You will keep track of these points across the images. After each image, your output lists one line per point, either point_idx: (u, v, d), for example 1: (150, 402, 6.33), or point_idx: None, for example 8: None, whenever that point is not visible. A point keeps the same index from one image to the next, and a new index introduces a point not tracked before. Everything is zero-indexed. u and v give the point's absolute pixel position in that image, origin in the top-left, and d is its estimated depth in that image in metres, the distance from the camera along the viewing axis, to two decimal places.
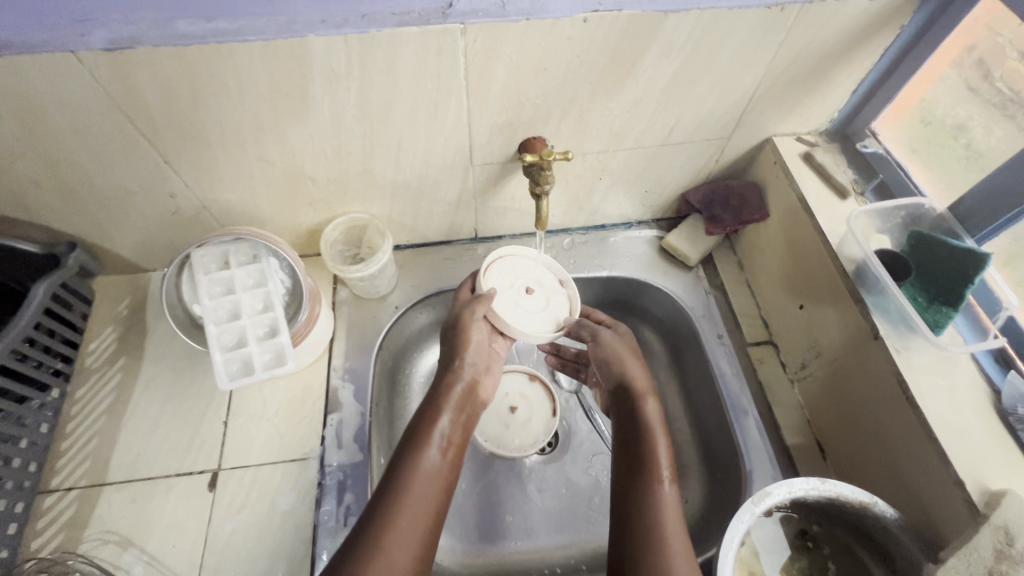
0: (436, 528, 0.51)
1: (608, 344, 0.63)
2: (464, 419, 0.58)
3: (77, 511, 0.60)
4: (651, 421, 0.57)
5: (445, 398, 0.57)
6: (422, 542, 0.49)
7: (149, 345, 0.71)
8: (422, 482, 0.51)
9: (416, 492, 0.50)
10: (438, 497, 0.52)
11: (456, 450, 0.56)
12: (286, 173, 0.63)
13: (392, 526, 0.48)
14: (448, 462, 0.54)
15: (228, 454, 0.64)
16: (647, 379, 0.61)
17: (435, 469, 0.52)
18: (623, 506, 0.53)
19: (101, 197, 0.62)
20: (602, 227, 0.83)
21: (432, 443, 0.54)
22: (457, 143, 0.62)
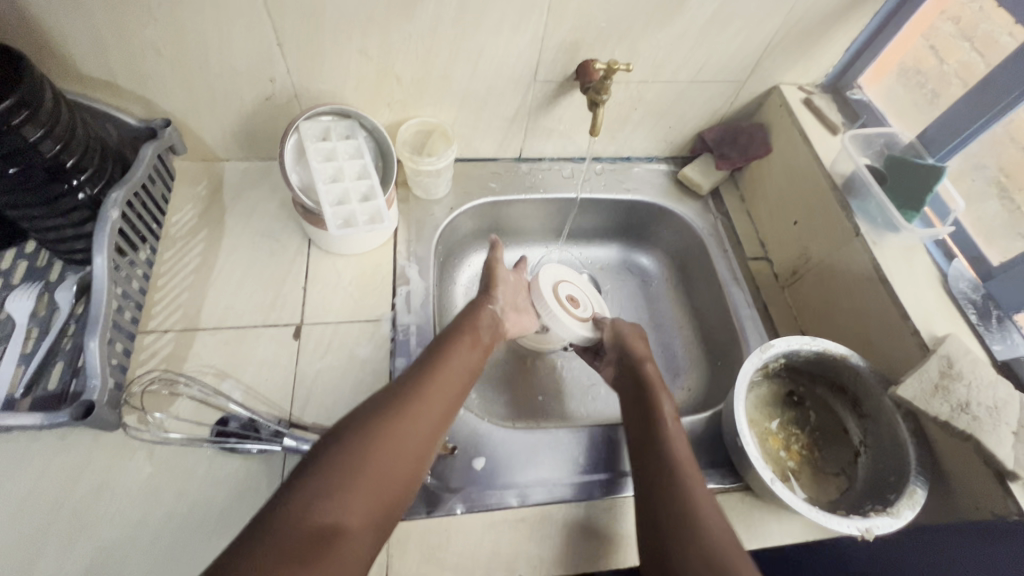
0: (423, 456, 0.54)
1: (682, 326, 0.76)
2: (466, 371, 0.62)
3: (175, 348, 0.67)
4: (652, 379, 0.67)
5: (454, 347, 0.63)
6: (408, 461, 0.52)
7: (228, 221, 0.78)
8: (426, 409, 0.56)
9: (415, 414, 0.55)
10: (431, 431, 0.55)
11: (456, 390, 0.60)
12: (379, 69, 0.72)
13: (379, 436, 0.51)
14: (444, 400, 0.58)
15: (308, 312, 0.72)
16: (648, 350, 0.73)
17: (432, 399, 0.57)
18: (645, 463, 0.59)
19: (208, 75, 0.70)
20: (627, 159, 0.95)
21: (439, 380, 0.59)
22: (528, 57, 0.73)
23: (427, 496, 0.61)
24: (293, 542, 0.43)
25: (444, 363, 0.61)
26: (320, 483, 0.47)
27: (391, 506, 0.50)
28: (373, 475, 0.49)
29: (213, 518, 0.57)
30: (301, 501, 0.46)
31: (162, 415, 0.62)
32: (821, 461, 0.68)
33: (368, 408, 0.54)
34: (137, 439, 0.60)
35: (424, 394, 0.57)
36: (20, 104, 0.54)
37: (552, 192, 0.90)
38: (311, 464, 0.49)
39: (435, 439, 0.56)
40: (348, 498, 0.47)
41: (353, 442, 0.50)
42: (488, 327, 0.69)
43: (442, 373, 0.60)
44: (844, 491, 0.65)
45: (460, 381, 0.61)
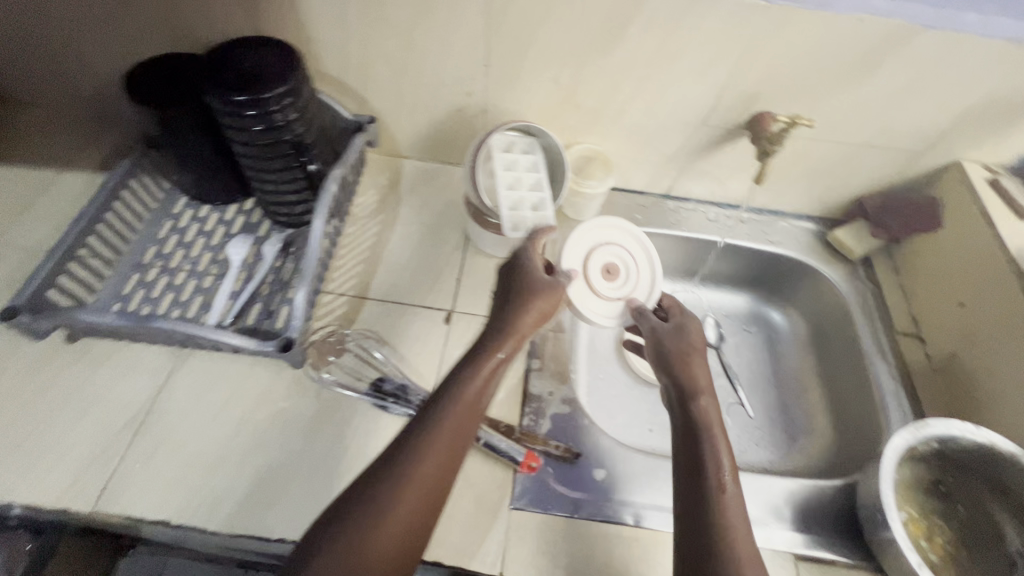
0: (429, 518, 0.49)
1: (659, 331, 0.68)
2: (467, 415, 0.53)
3: (347, 310, 0.76)
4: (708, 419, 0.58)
5: (457, 390, 0.54)
6: (412, 533, 0.48)
7: (402, 210, 0.89)
8: (429, 477, 0.49)
9: (416, 486, 0.48)
10: (434, 492, 0.50)
11: (458, 442, 0.52)
12: (563, 96, 0.79)
13: (370, 532, 0.45)
14: (446, 460, 0.51)
15: (459, 302, 0.79)
16: (709, 379, 0.63)
17: (433, 464, 0.50)
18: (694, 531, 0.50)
19: (419, 84, 0.81)
20: (774, 212, 0.95)
21: (439, 441, 0.51)
22: (705, 101, 0.77)
23: (547, 493, 0.64)
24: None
25: (441, 414, 0.52)
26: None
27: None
28: (385, 541, 0.46)
29: (362, 464, 0.64)
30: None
31: (332, 366, 0.71)
32: (969, 562, 0.62)
33: (366, 484, 0.48)
34: (312, 381, 0.69)
35: (426, 457, 0.50)
36: (285, 93, 0.66)
37: (694, 233, 0.92)
38: (304, 561, 0.44)
39: (438, 503, 0.50)
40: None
41: (359, 506, 0.47)
42: (529, 324, 0.61)
43: (441, 427, 0.52)
44: None
45: (458, 431, 0.52)
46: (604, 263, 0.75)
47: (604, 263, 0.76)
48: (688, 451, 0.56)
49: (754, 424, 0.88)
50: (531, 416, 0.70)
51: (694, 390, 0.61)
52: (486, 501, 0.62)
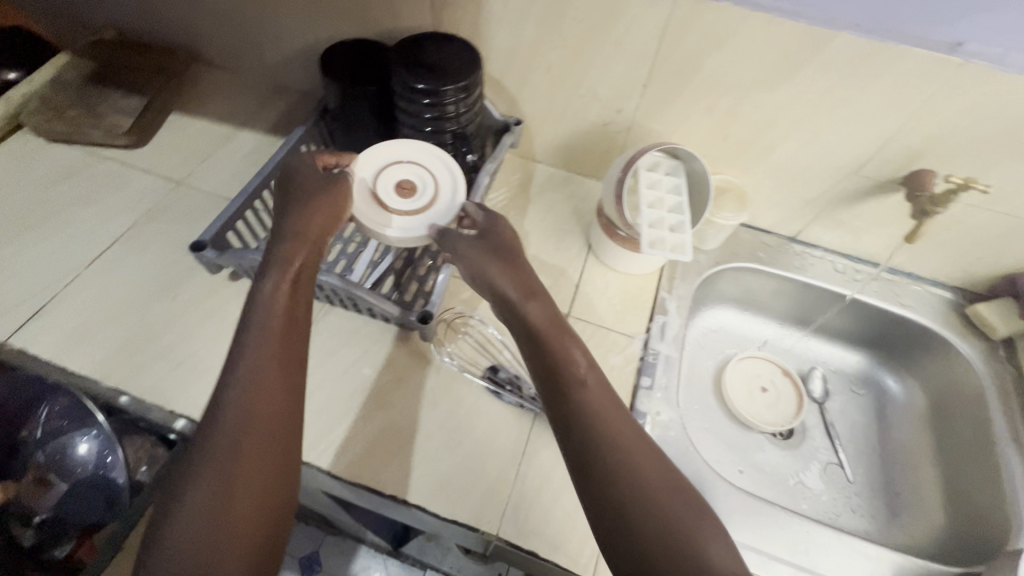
0: (285, 460, 0.54)
1: (456, 238, 0.65)
2: (279, 336, 0.57)
3: (470, 296, 0.81)
4: (536, 321, 0.60)
5: (266, 299, 0.58)
6: (273, 481, 0.53)
7: (530, 211, 0.92)
8: (262, 428, 0.53)
9: (254, 439, 0.52)
10: (274, 438, 0.53)
11: (278, 377, 0.55)
12: (714, 125, 0.80)
13: (201, 464, 0.51)
14: (272, 399, 0.54)
15: (576, 307, 0.81)
16: (524, 283, 0.62)
17: (262, 404, 0.53)
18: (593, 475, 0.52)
19: (572, 95, 0.84)
20: (908, 274, 0.90)
21: (262, 372, 0.54)
22: (863, 150, 0.75)
23: None
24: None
25: (265, 339, 0.56)
26: (176, 533, 0.48)
27: (270, 531, 0.52)
28: (242, 510, 0.50)
29: (472, 443, 0.67)
30: (170, 554, 0.47)
31: (454, 345, 0.75)
32: None
33: (203, 431, 0.52)
34: (436, 355, 0.74)
35: (251, 394, 0.53)
36: (462, 88, 0.72)
37: (818, 281, 0.89)
38: (172, 500, 0.50)
39: (288, 447, 0.55)
40: (220, 551, 0.48)
41: (218, 472, 0.50)
42: (317, 227, 0.63)
43: (268, 356, 0.55)
44: None
45: (282, 359, 0.56)
46: (398, 177, 0.72)
47: (398, 176, 0.72)
48: (546, 368, 0.58)
49: (853, 489, 0.84)
50: None
51: (530, 290, 0.61)
52: None
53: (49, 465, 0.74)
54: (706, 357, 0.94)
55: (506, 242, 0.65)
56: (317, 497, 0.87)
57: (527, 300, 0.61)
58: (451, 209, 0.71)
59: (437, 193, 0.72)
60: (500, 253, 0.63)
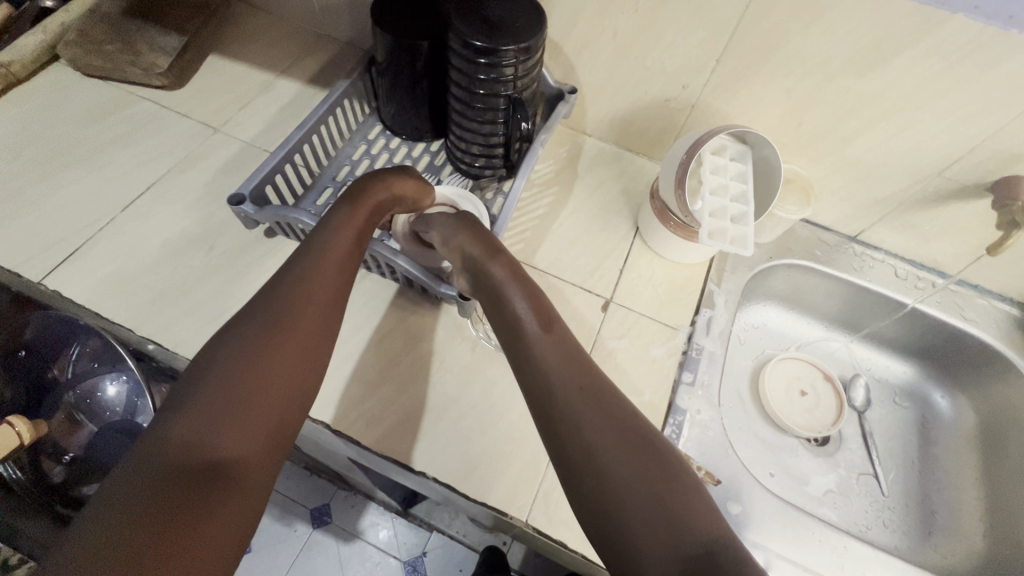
0: (307, 376, 0.53)
1: (429, 219, 0.68)
2: (336, 262, 0.59)
3: None
4: (503, 278, 0.60)
5: (337, 225, 0.62)
6: (292, 388, 0.51)
7: (577, 187, 0.88)
8: (305, 331, 0.54)
9: (293, 337, 0.53)
10: (306, 346, 0.53)
11: (326, 296, 0.57)
12: (788, 110, 0.74)
13: (228, 351, 0.50)
14: (315, 311, 0.55)
15: (619, 293, 0.78)
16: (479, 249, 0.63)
17: (302, 309, 0.54)
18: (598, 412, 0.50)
19: (636, 65, 0.78)
20: (974, 287, 0.85)
21: (311, 286, 0.56)
22: (953, 149, 0.69)
23: None
24: (170, 470, 0.43)
25: (321, 257, 0.58)
26: (192, 407, 0.46)
27: (280, 434, 0.49)
28: (263, 405, 0.48)
29: (504, 425, 0.65)
30: (179, 424, 0.45)
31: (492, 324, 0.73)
32: None
33: (240, 324, 0.52)
34: (472, 332, 0.72)
35: (299, 300, 0.55)
36: (524, 49, 0.66)
37: (876, 286, 0.84)
38: (196, 379, 0.49)
39: (315, 363, 0.54)
40: (229, 433, 0.46)
41: (248, 363, 0.50)
42: (408, 188, 0.69)
43: (318, 270, 0.57)
44: None
45: (333, 280, 0.58)
46: None
47: None
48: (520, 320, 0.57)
49: (886, 503, 0.81)
50: (673, 428, 0.68)
51: (491, 251, 0.62)
52: None
53: (79, 405, 0.74)
54: (745, 354, 0.90)
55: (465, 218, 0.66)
56: (338, 458, 0.87)
57: (494, 258, 0.62)
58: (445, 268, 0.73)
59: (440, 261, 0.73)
60: (469, 224, 0.65)
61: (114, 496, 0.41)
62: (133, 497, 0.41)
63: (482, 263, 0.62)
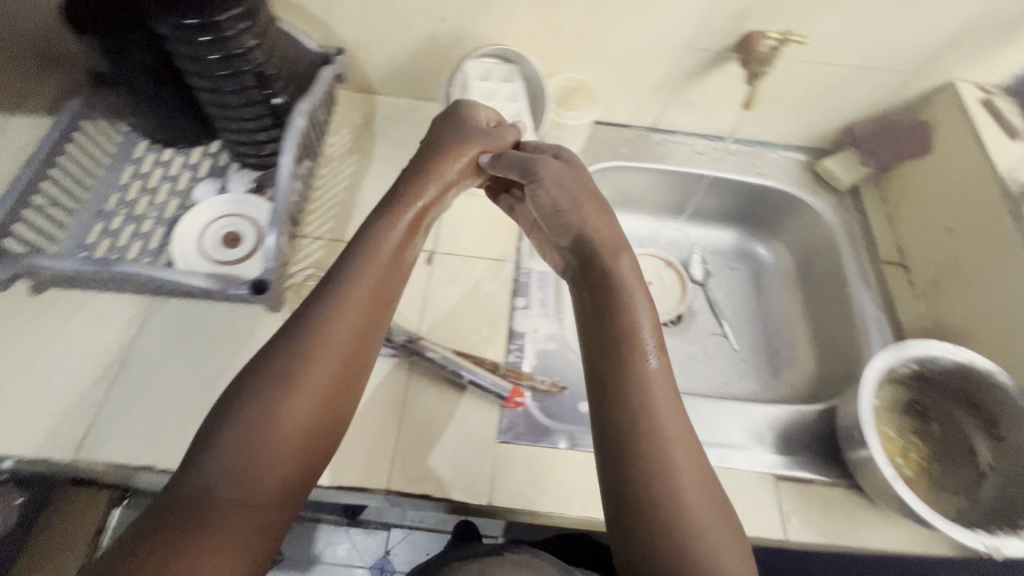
0: (320, 452, 0.49)
1: (511, 169, 0.64)
2: (353, 326, 0.52)
3: (326, 255, 0.74)
4: (626, 279, 0.57)
5: (369, 245, 0.57)
6: (300, 462, 0.47)
7: (379, 149, 0.85)
8: (316, 393, 0.48)
9: (307, 394, 0.48)
10: (328, 406, 0.49)
11: (345, 359, 0.51)
12: (542, 19, 0.74)
13: (251, 395, 0.47)
14: (342, 367, 0.50)
15: (441, 242, 0.77)
16: (616, 241, 0.60)
17: (326, 368, 0.49)
18: (648, 432, 0.49)
19: (388, 9, 0.75)
20: (762, 144, 0.92)
21: (320, 357, 0.49)
22: (693, 20, 0.73)
23: (533, 427, 0.64)
24: (173, 532, 0.40)
25: (349, 298, 0.53)
26: (213, 460, 0.44)
27: (285, 510, 0.46)
28: (270, 471, 0.45)
29: None
30: (203, 475, 0.43)
31: None
32: (940, 477, 0.64)
33: (270, 360, 0.48)
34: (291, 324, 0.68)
35: (321, 348, 0.50)
36: (242, 15, 0.61)
37: (682, 166, 0.90)
38: (220, 419, 0.46)
39: (326, 452, 0.49)
40: (234, 499, 0.43)
41: (261, 406, 0.46)
42: (449, 168, 0.64)
43: (342, 316, 0.52)
44: (964, 510, 0.61)
45: (362, 326, 0.53)
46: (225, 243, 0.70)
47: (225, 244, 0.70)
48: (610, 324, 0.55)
49: (739, 357, 0.88)
50: (517, 353, 0.69)
51: (611, 249, 0.59)
52: (476, 436, 0.63)
53: None
54: None
55: (566, 185, 0.62)
56: None
57: (616, 258, 0.59)
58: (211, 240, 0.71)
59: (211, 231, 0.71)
60: (589, 196, 0.62)
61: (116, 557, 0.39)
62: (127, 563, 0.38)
63: (612, 256, 0.59)
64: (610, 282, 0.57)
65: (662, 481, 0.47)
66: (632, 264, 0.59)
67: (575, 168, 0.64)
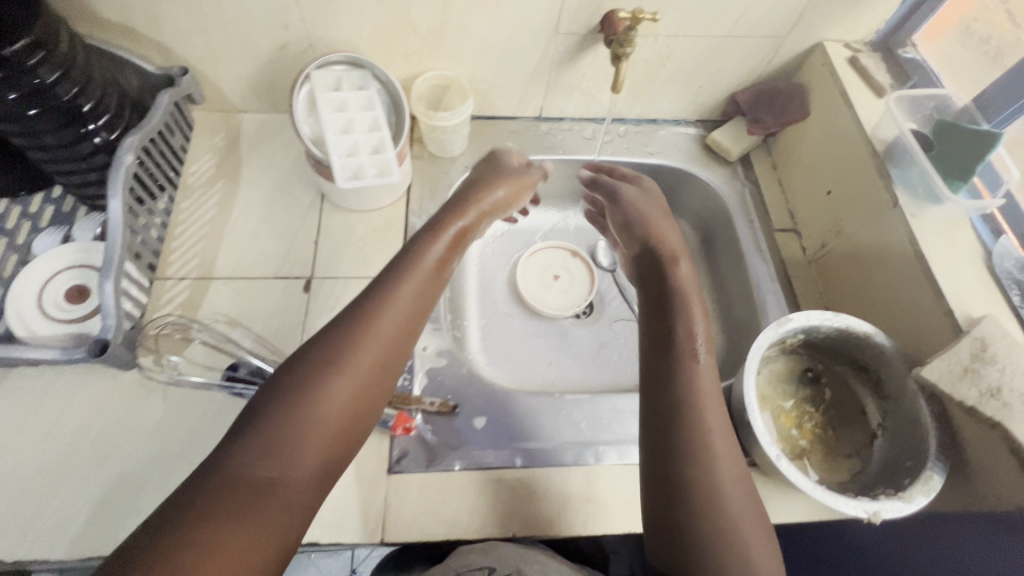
0: (348, 442, 0.47)
1: (616, 192, 0.72)
2: (400, 321, 0.52)
3: (190, 296, 0.68)
4: (684, 283, 0.61)
5: (413, 256, 0.57)
6: (336, 448, 0.46)
7: (246, 172, 0.79)
8: (352, 377, 0.47)
9: (351, 373, 0.47)
10: (356, 412, 0.47)
11: (381, 354, 0.50)
12: (393, 17, 0.69)
13: (301, 368, 0.47)
14: (376, 374, 0.49)
15: (319, 265, 0.72)
16: (679, 248, 0.66)
17: (357, 370, 0.48)
18: (690, 402, 0.51)
19: (222, 21, 0.68)
20: (653, 122, 0.91)
21: (365, 340, 0.49)
22: (550, 5, 0.69)
23: (426, 453, 0.61)
24: (215, 500, 0.39)
25: (391, 297, 0.53)
26: (258, 430, 0.43)
27: (317, 492, 0.44)
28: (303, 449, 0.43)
29: None
30: (235, 461, 0.41)
31: (180, 358, 0.63)
32: (836, 442, 0.65)
33: (317, 338, 0.49)
34: (149, 382, 0.61)
35: (363, 338, 0.49)
36: (34, 45, 0.54)
37: (572, 153, 0.87)
38: (274, 389, 0.46)
39: (356, 439, 0.47)
40: (274, 476, 0.41)
41: (311, 379, 0.46)
42: (489, 198, 0.67)
43: (381, 319, 0.51)
44: (858, 474, 0.62)
45: (399, 335, 0.52)
46: (66, 299, 0.63)
47: (66, 300, 0.63)
48: (661, 310, 0.59)
49: None
50: (405, 375, 0.66)
51: (673, 257, 0.64)
52: (365, 470, 0.60)
53: None
54: (496, 265, 0.91)
55: (648, 206, 0.70)
56: None
57: (675, 264, 0.64)
58: (51, 297, 0.63)
59: (51, 286, 0.64)
60: (662, 214, 0.70)
61: (159, 523, 0.37)
62: (169, 529, 0.37)
63: (673, 262, 0.63)
64: (678, 288, 0.60)
65: (695, 445, 0.48)
66: (691, 270, 0.63)
67: (651, 196, 0.72)
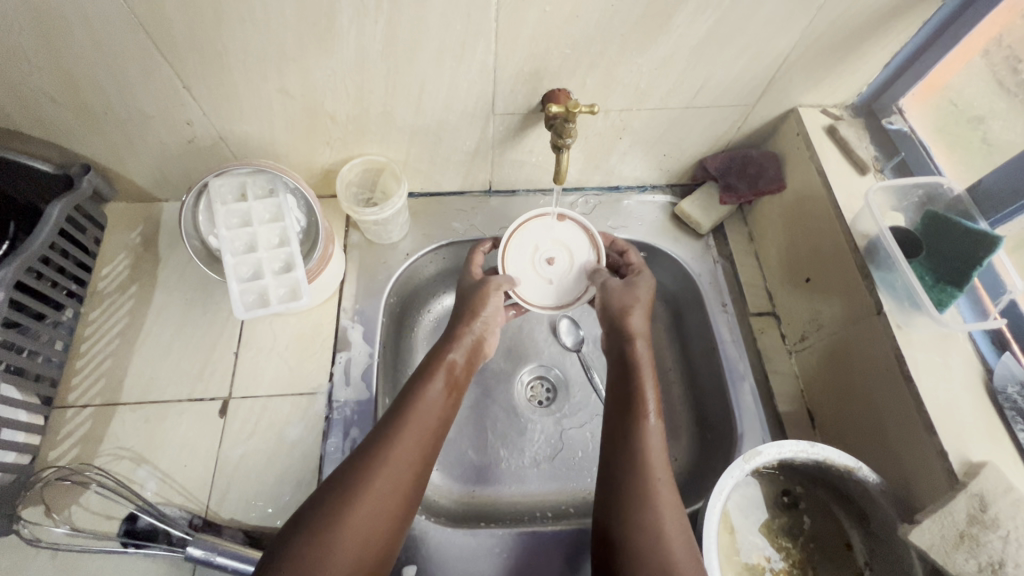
0: (388, 542, 0.48)
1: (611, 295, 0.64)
2: (432, 421, 0.53)
3: (91, 429, 0.62)
4: (641, 365, 0.58)
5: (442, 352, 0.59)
6: (374, 548, 0.46)
7: (161, 273, 0.72)
8: (384, 485, 0.48)
9: (387, 475, 0.49)
10: (383, 516, 0.47)
11: (417, 453, 0.51)
12: (307, 108, 0.62)
13: (336, 481, 0.48)
14: (400, 480, 0.49)
15: (238, 382, 0.65)
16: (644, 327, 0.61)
17: (391, 470, 0.49)
18: (642, 493, 0.50)
19: (117, 121, 0.61)
20: (615, 189, 0.82)
21: (400, 440, 0.51)
22: (484, 91, 0.61)
23: None
24: None
25: (425, 398, 0.54)
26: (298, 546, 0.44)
27: None
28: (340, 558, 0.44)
29: None
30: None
31: (73, 508, 0.58)
32: None
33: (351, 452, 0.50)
34: (35, 546, 0.56)
35: (396, 439, 0.50)
36: None
37: None
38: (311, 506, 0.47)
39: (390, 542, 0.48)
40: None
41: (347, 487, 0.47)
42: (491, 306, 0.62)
43: (417, 416, 0.52)
44: None
45: (422, 441, 0.52)
46: None
47: None
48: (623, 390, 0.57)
49: None
50: None
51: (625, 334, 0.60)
52: None
53: None
54: None
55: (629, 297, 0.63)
56: None
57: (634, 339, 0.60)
58: None
59: None
60: (634, 301, 0.62)
61: None
62: None
63: (629, 341, 0.60)
64: (635, 368, 0.58)
65: (646, 536, 0.48)
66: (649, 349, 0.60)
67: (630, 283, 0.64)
